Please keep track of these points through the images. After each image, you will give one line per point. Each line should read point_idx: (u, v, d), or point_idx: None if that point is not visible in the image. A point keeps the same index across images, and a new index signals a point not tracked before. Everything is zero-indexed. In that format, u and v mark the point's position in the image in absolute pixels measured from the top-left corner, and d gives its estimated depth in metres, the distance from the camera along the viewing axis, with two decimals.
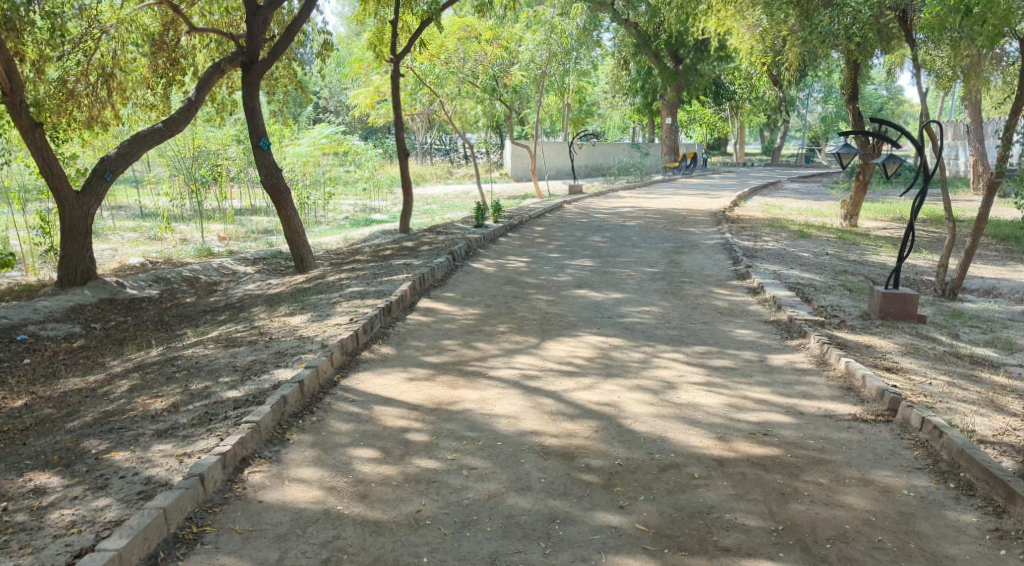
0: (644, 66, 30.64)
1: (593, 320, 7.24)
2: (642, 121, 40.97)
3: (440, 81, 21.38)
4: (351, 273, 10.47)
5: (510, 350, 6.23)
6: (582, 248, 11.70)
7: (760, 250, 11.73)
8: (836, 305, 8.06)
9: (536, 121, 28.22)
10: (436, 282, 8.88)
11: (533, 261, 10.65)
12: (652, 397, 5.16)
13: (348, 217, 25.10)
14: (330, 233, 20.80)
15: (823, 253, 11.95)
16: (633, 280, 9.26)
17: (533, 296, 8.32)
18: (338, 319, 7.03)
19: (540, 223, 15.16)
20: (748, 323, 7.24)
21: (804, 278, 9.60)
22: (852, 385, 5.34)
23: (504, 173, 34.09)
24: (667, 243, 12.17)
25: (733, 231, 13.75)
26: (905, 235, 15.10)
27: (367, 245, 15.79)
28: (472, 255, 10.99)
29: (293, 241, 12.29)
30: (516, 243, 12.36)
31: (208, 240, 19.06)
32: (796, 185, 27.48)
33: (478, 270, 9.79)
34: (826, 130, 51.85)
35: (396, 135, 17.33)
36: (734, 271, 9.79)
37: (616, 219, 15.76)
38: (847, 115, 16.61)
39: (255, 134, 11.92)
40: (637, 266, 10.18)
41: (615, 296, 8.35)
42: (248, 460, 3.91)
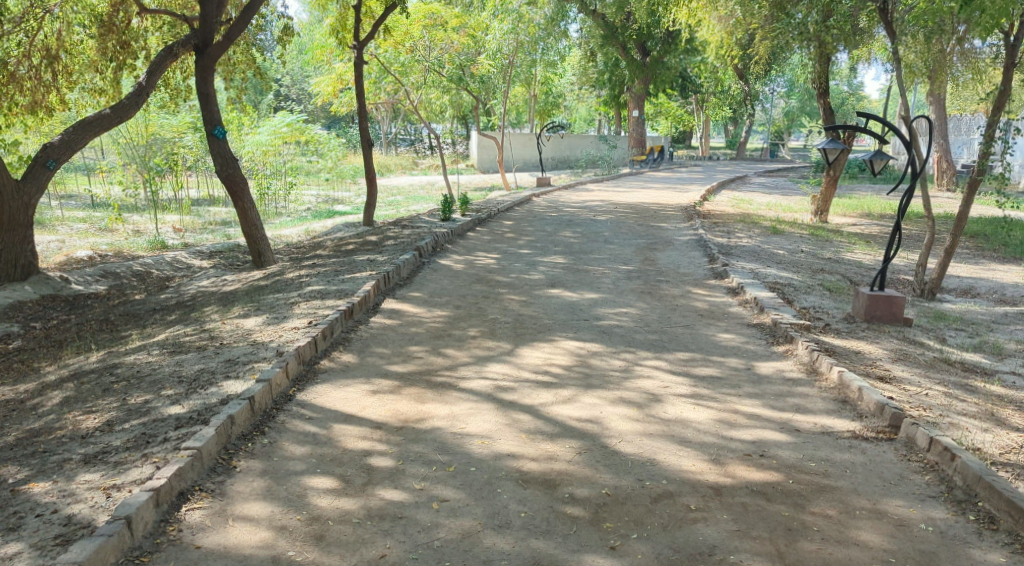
0: (611, 57, 30.34)
1: (569, 324, 6.84)
2: (609, 113, 40.75)
3: (405, 70, 20.90)
4: (311, 269, 9.93)
5: (482, 357, 5.80)
6: (552, 244, 11.30)
7: (734, 247, 11.45)
8: (818, 306, 7.77)
9: (503, 112, 27.74)
10: (402, 282, 8.35)
11: (503, 257, 10.22)
12: (637, 412, 4.78)
13: (310, 208, 24.41)
14: (291, 225, 20.13)
15: (798, 250, 11.72)
16: (608, 279, 8.88)
17: (504, 296, 7.90)
18: (295, 322, 6.51)
19: (508, 217, 14.73)
20: (730, 327, 6.90)
21: (782, 277, 9.31)
22: (848, 397, 5.01)
23: (471, 165, 33.57)
24: (640, 239, 11.83)
25: (706, 227, 13.48)
26: (876, 232, 14.98)
27: (329, 238, 15.21)
28: (439, 251, 10.52)
29: (250, 234, 11.70)
30: (484, 238, 11.92)
31: (163, 231, 18.27)
32: (763, 180, 27.42)
33: (445, 267, 9.33)
34: (789, 125, 52.20)
35: (359, 125, 16.72)
36: (711, 270, 9.46)
37: (586, 213, 15.41)
38: (818, 109, 16.38)
39: (210, 121, 11.27)
40: (611, 264, 9.82)
41: (589, 297, 7.97)
42: (186, 494, 3.43)
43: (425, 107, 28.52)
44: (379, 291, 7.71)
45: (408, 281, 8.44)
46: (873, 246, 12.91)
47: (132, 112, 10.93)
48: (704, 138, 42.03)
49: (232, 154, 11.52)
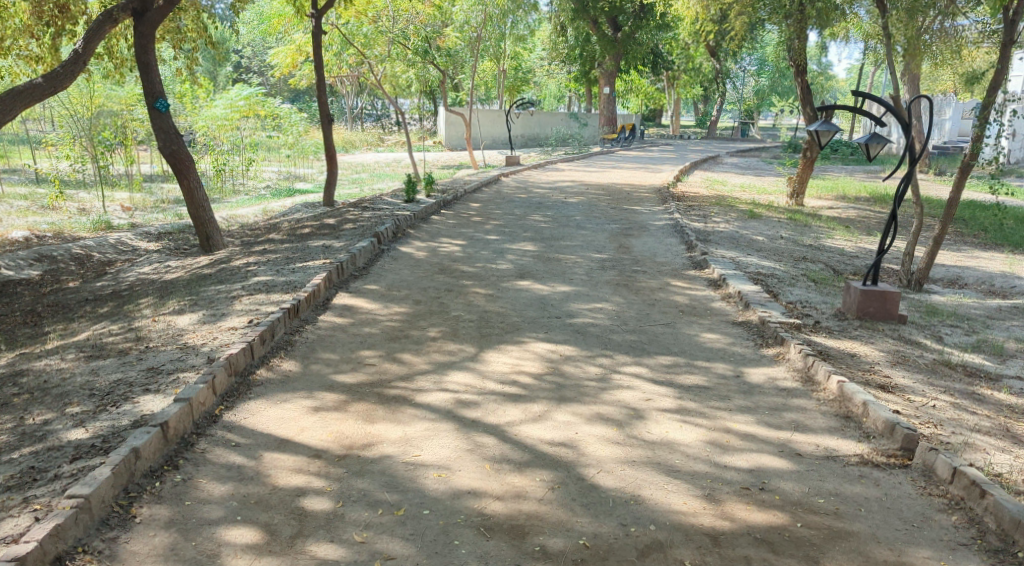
0: (582, 32, 29.64)
1: (540, 322, 6.24)
2: (579, 90, 40.04)
3: (369, 43, 20.08)
4: (260, 256, 9.20)
5: (443, 363, 5.18)
6: (521, 230, 10.67)
7: (712, 233, 10.91)
8: (806, 300, 7.26)
9: (470, 88, 26.93)
10: (358, 274, 7.64)
11: (468, 244, 9.57)
12: (617, 431, 4.21)
13: (270, 186, 23.50)
14: (249, 205, 19.24)
15: (777, 236, 11.24)
16: (581, 270, 8.28)
17: (469, 289, 7.27)
18: (234, 320, 5.82)
19: (475, 199, 14.06)
20: (713, 325, 6.36)
21: (764, 267, 8.79)
22: (851, 413, 4.48)
23: (438, 141, 32.72)
24: (612, 225, 11.24)
25: (681, 211, 12.95)
26: (854, 216, 14.58)
27: (286, 220, 14.40)
28: (400, 236, 9.85)
29: (197, 217, 10.90)
30: (449, 222, 11.24)
31: (110, 210, 17.30)
32: (736, 160, 27.03)
33: (407, 255, 8.67)
34: (760, 103, 51.89)
35: (318, 99, 15.88)
36: (690, 259, 8.92)
37: (556, 195, 14.80)
38: (796, 89, 15.85)
39: (151, 93, 10.44)
40: (583, 253, 9.22)
41: (561, 290, 7.38)
42: (65, 560, 2.81)
43: (390, 82, 27.57)
44: (331, 284, 7.00)
45: (365, 272, 7.73)
46: (853, 231, 12.48)
47: (66, 82, 10.05)
48: (675, 117, 41.54)
49: (176, 130, 10.68)
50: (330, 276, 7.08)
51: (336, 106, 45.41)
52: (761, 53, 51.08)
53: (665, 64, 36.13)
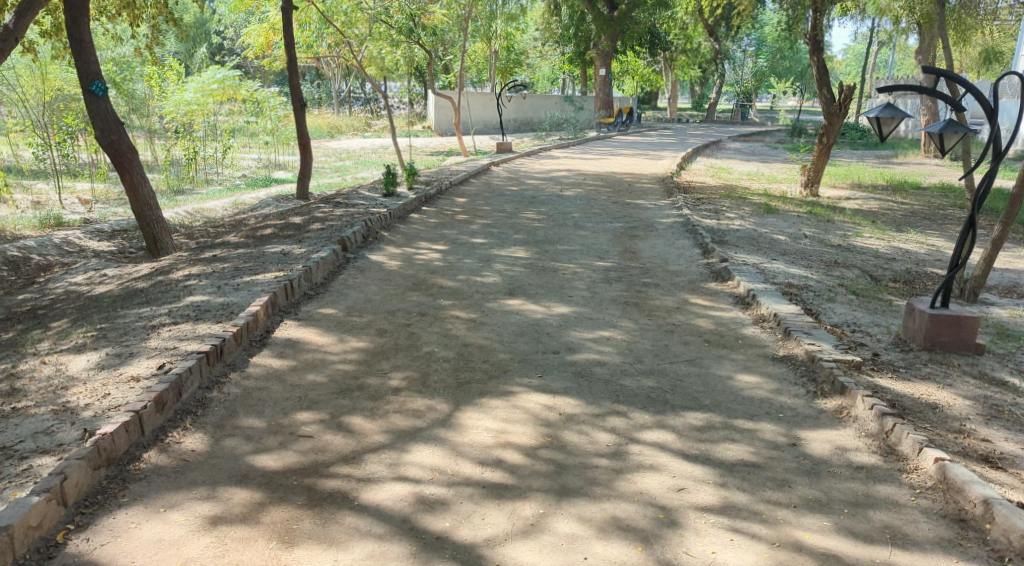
0: (577, 11, 28.27)
1: (533, 361, 4.98)
2: (573, 72, 38.67)
3: (348, 22, 18.70)
4: (206, 265, 7.89)
5: (405, 431, 3.91)
6: (511, 230, 9.40)
7: (728, 232, 9.67)
8: (853, 323, 6.02)
9: (460, 70, 25.53)
10: (312, 292, 6.33)
11: (450, 250, 8.29)
12: (641, 554, 2.99)
13: (246, 175, 22.19)
14: (218, 196, 17.98)
15: (801, 235, 10.00)
16: (581, 283, 7.00)
17: (447, 312, 5.99)
18: (139, 365, 4.51)
19: (462, 192, 12.80)
20: (748, 362, 5.10)
21: (794, 276, 7.55)
22: (965, 514, 3.26)
23: (428, 126, 31.39)
24: (614, 223, 9.98)
25: (690, 205, 11.72)
26: (877, 207, 13.38)
27: (253, 216, 13.09)
28: (372, 240, 8.55)
29: (143, 216, 9.60)
30: (431, 221, 9.97)
31: (67, 204, 15.95)
32: (739, 145, 25.85)
33: (377, 265, 7.38)
34: (759, 85, 50.57)
35: (290, 82, 14.49)
36: (709, 268, 7.67)
37: (551, 186, 13.52)
38: (811, 69, 14.60)
39: (85, 75, 9.09)
40: (584, 260, 7.95)
41: (560, 313, 6.12)
42: None
43: (374, 64, 26.17)
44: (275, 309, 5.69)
45: (322, 291, 6.41)
46: (881, 226, 11.27)
47: None
48: (671, 100, 40.12)
49: (116, 116, 9.32)
50: (274, 298, 5.77)
51: (321, 89, 43.89)
52: (759, 34, 49.67)
53: (661, 45, 34.75)
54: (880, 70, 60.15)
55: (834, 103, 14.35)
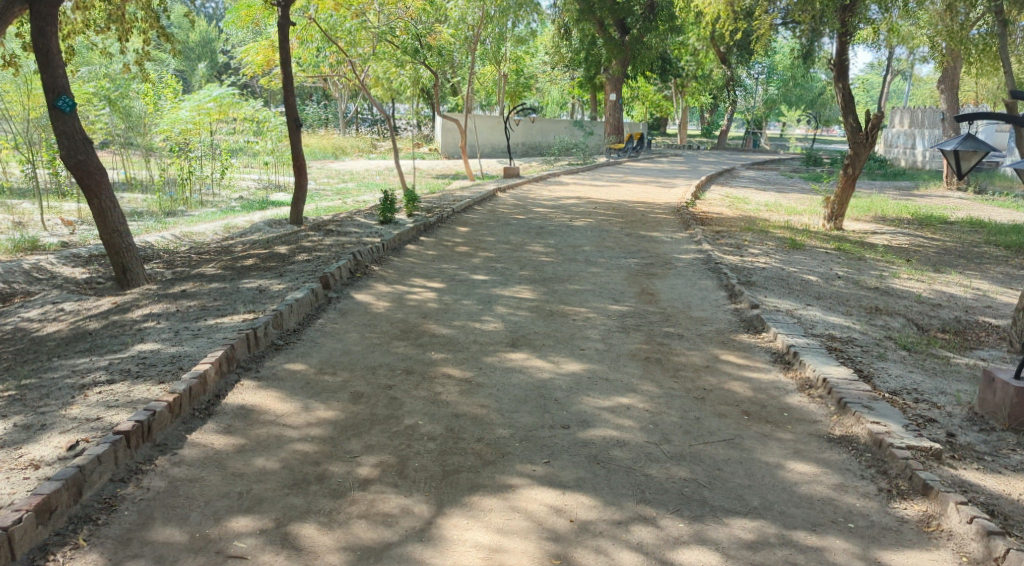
0: (588, 34, 27.64)
1: (537, 439, 4.09)
2: (583, 96, 38.09)
3: (352, 40, 17.98)
4: (171, 302, 7.03)
5: (370, 549, 3.03)
6: (516, 265, 8.54)
7: (754, 272, 8.81)
8: (915, 390, 5.09)
9: (467, 93, 24.87)
10: (280, 343, 5.41)
11: (447, 288, 7.43)
12: None
13: (244, 197, 21.47)
14: (210, 219, 17.22)
15: (833, 275, 9.13)
16: (594, 333, 6.12)
17: (437, 369, 5.10)
18: (46, 444, 3.63)
19: (465, 220, 11.97)
20: (797, 443, 4.19)
21: (834, 326, 6.65)
22: None
23: (434, 149, 30.71)
24: (629, 258, 9.12)
25: (709, 238, 10.88)
26: (908, 243, 12.53)
27: (241, 242, 12.27)
28: (360, 275, 7.69)
29: (112, 244, 8.78)
30: (428, 253, 9.12)
31: (51, 225, 15.17)
32: (753, 173, 25.06)
33: (361, 307, 6.51)
34: (771, 112, 49.98)
35: (285, 102, 13.71)
36: (737, 315, 6.78)
37: (559, 215, 12.69)
38: (836, 96, 13.79)
39: (52, 89, 8.27)
40: (597, 303, 7.07)
41: (570, 371, 5.22)
42: None
43: (380, 85, 25.55)
44: (231, 366, 4.75)
45: (292, 341, 5.48)
46: (917, 265, 10.39)
47: None
48: (681, 126, 39.37)
49: (84, 135, 8.50)
50: (231, 352, 4.84)
51: (327, 110, 43.36)
52: (770, 62, 49.16)
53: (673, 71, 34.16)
54: (893, 100, 59.53)
55: (860, 132, 13.53)
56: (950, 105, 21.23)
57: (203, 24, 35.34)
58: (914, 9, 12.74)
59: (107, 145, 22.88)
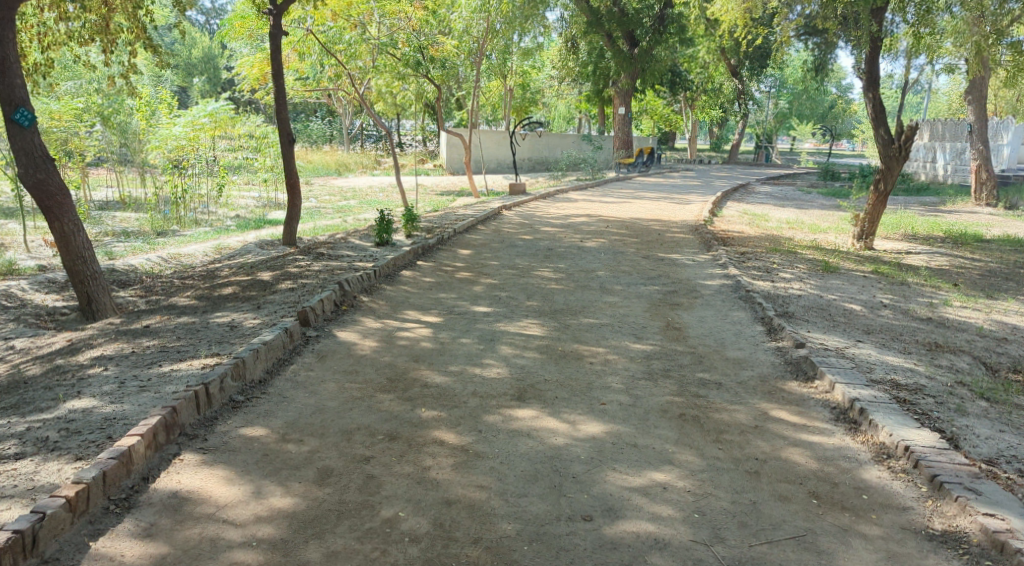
0: (595, 47, 26.72)
1: (552, 541, 3.18)
2: (591, 111, 37.37)
3: (352, 54, 17.10)
4: (128, 341, 6.12)
5: None
6: (523, 294, 7.62)
7: (790, 301, 7.88)
8: (1017, 458, 4.14)
9: (473, 107, 24.07)
10: (239, 401, 4.42)
11: (445, 323, 6.50)
12: None
13: (241, 216, 20.67)
14: (202, 239, 16.38)
15: (878, 304, 8.20)
16: (615, 380, 5.20)
17: (427, 432, 4.19)
18: None
19: (468, 241, 11.10)
20: (889, 542, 3.31)
21: (896, 370, 5.70)
22: None
23: (438, 164, 29.93)
24: (650, 285, 8.19)
25: (735, 261, 9.97)
26: (948, 265, 11.58)
27: (228, 266, 11.40)
28: (346, 308, 6.77)
29: (75, 273, 7.84)
30: (426, 280, 8.23)
31: (32, 245, 14.33)
32: (769, 188, 24.18)
33: (343, 350, 5.60)
34: (781, 125, 49.17)
35: (279, 116, 12.82)
36: (782, 357, 5.86)
37: (570, 235, 11.80)
38: (864, 107, 12.89)
39: (9, 101, 7.36)
40: (616, 341, 6.13)
41: (590, 435, 4.29)
42: None
43: (382, 100, 24.79)
44: (169, 437, 3.78)
45: (254, 399, 4.50)
46: (965, 290, 9.45)
47: None
48: (691, 140, 38.47)
49: (45, 152, 7.57)
50: (172, 418, 3.86)
51: (332, 126, 42.76)
52: (780, 76, 48.32)
53: (683, 84, 33.36)
54: (905, 114, 58.66)
55: (892, 145, 12.60)
56: (978, 117, 20.38)
57: (204, 39, 34.73)
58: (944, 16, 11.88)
59: (100, 163, 22.08)
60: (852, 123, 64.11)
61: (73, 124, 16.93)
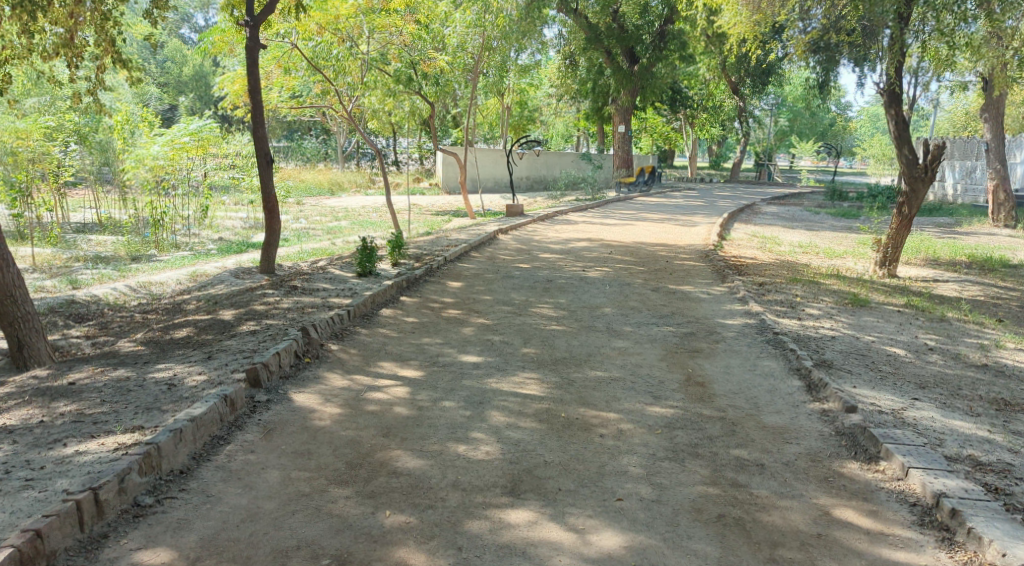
0: (594, 63, 25.77)
1: None
2: (589, 128, 36.51)
3: (340, 71, 16.10)
4: (43, 404, 5.09)
5: None
6: (520, 338, 6.60)
7: (825, 345, 6.87)
8: None
9: (467, 124, 23.12)
10: (145, 505, 3.46)
11: (425, 379, 5.47)
12: None
13: (225, 238, 19.70)
14: (177, 265, 15.33)
15: (923, 347, 7.20)
16: (632, 460, 4.20)
17: (390, 554, 3.20)
18: None
19: (459, 271, 10.09)
20: None
21: (973, 442, 4.69)
22: None
23: (433, 184, 28.99)
24: (663, 325, 7.18)
25: (755, 294, 8.97)
26: (983, 296, 10.60)
27: (196, 298, 10.38)
28: (309, 360, 5.74)
29: (5, 314, 6.76)
30: (409, 320, 7.21)
31: None
32: (776, 208, 23.24)
33: (296, 421, 4.57)
34: (782, 142, 48.39)
35: (257, 135, 11.79)
36: (831, 426, 4.82)
37: (570, 263, 10.80)
38: (886, 125, 11.98)
39: None
40: (630, 404, 5.11)
41: (604, 553, 3.33)
42: None
43: (374, 118, 23.84)
44: None
45: (166, 502, 3.50)
46: (1013, 327, 8.47)
47: None
48: (692, 158, 37.52)
49: None
50: (32, 545, 2.99)
51: (327, 144, 41.87)
52: (780, 95, 47.55)
53: (683, 101, 32.53)
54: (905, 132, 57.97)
55: (918, 165, 11.62)
56: (995, 135, 19.45)
57: (195, 57, 33.91)
58: (967, 34, 10.96)
59: (78, 183, 21.01)
60: (853, 140, 63.33)
61: (45, 142, 15.92)
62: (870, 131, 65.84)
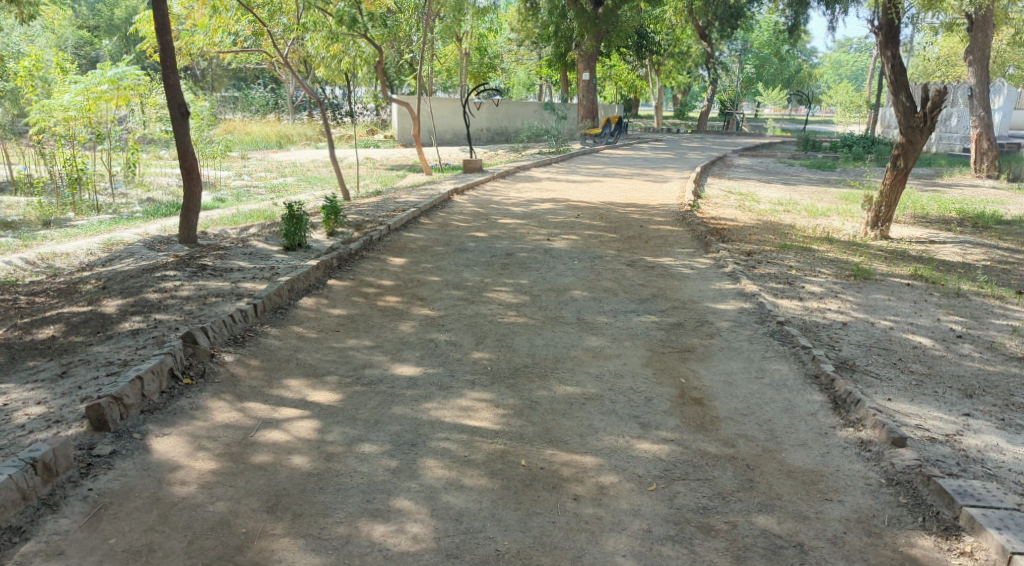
0: (556, 4, 24.00)
1: None
2: (552, 76, 34.76)
3: (273, 11, 14.25)
4: None
5: None
6: (470, 337, 5.29)
7: (839, 336, 5.67)
8: None
9: (421, 70, 21.36)
10: None
11: (341, 406, 4.15)
12: None
13: (154, 196, 17.88)
14: (93, 230, 13.68)
15: (952, 334, 6.03)
16: (618, 546, 2.99)
17: None
18: None
19: (405, 242, 8.70)
20: None
21: None
22: None
23: (388, 136, 27.26)
24: (645, 314, 5.92)
25: (745, 267, 7.74)
26: (990, 260, 9.52)
27: (95, 277, 8.83)
28: (189, 381, 4.38)
29: None
30: (334, 312, 5.85)
31: None
32: (748, 161, 22.10)
33: (146, 489, 3.24)
34: (749, 90, 47.10)
35: (169, 84, 10.08)
36: (879, 467, 3.63)
37: (532, 230, 9.47)
38: (880, 69, 10.72)
39: None
40: (612, 439, 3.85)
41: None
42: None
43: (320, 66, 21.98)
44: None
45: None
46: None
47: None
48: (658, 107, 36.03)
49: None
50: None
51: (277, 92, 39.54)
52: (746, 39, 46.03)
53: (650, 47, 30.94)
54: None
55: (916, 113, 10.36)
56: (980, 80, 18.33)
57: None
58: None
59: None
60: (818, 87, 62.38)
61: None
62: (835, 77, 64.74)
